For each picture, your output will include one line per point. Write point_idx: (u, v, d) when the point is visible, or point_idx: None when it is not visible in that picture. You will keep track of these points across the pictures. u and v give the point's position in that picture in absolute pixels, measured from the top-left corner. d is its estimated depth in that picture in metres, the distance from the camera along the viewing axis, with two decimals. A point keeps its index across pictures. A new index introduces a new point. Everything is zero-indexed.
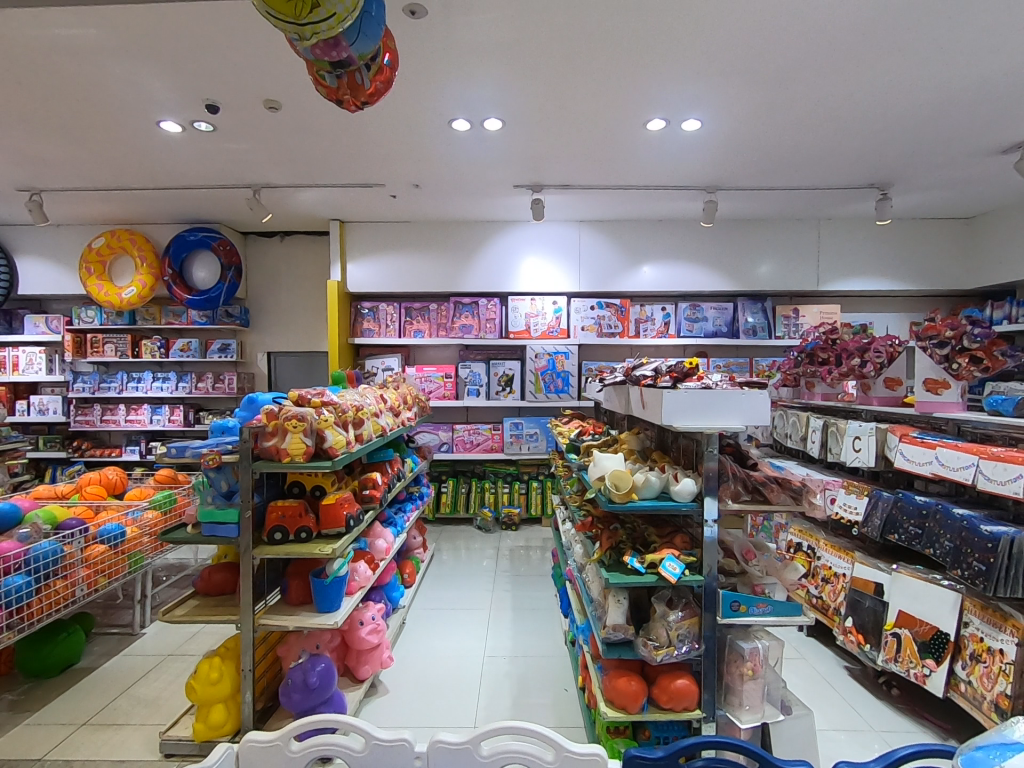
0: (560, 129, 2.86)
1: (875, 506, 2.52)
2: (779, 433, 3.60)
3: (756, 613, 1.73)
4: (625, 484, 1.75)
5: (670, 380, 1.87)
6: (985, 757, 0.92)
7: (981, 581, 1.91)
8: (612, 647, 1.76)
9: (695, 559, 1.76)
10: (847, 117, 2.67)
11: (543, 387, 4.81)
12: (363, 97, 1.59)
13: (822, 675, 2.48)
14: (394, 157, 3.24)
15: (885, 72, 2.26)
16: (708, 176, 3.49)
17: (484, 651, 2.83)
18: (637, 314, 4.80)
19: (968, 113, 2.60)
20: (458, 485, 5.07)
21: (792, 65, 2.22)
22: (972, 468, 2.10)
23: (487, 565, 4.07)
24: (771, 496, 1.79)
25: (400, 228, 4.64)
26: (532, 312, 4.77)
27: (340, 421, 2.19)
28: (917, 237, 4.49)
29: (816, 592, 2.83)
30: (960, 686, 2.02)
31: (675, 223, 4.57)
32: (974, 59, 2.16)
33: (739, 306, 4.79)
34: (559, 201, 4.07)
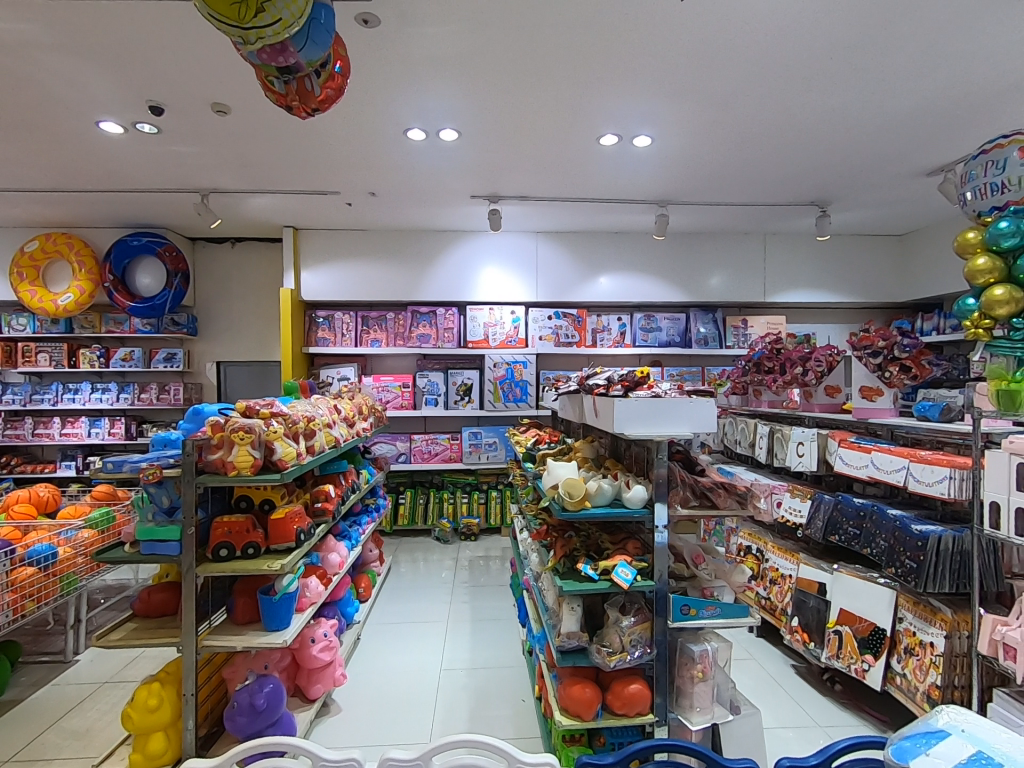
0: (515, 141, 2.90)
1: (817, 509, 2.62)
2: (729, 440, 3.72)
3: (706, 616, 1.77)
4: (579, 493, 1.77)
5: (621, 389, 1.89)
6: (912, 747, 0.96)
7: (913, 578, 2.02)
8: (567, 655, 1.78)
9: (647, 565, 1.80)
10: (789, 138, 2.81)
11: (501, 396, 4.82)
12: (313, 103, 1.57)
13: (771, 674, 2.55)
14: (350, 165, 3.20)
15: (820, 96, 2.40)
16: (660, 190, 3.60)
17: (441, 665, 2.79)
18: (594, 324, 4.89)
19: (896, 136, 2.78)
20: (416, 497, 5.01)
21: (736, 87, 2.33)
22: (904, 471, 2.22)
23: (446, 577, 4.03)
24: (718, 501, 1.84)
25: (356, 236, 4.59)
26: (491, 322, 4.78)
27: (291, 433, 2.13)
28: (854, 253, 4.75)
29: (765, 594, 2.91)
30: (896, 679, 2.12)
31: (630, 236, 4.68)
32: (901, 86, 2.31)
33: (691, 317, 4.94)
34: (516, 212, 4.11)
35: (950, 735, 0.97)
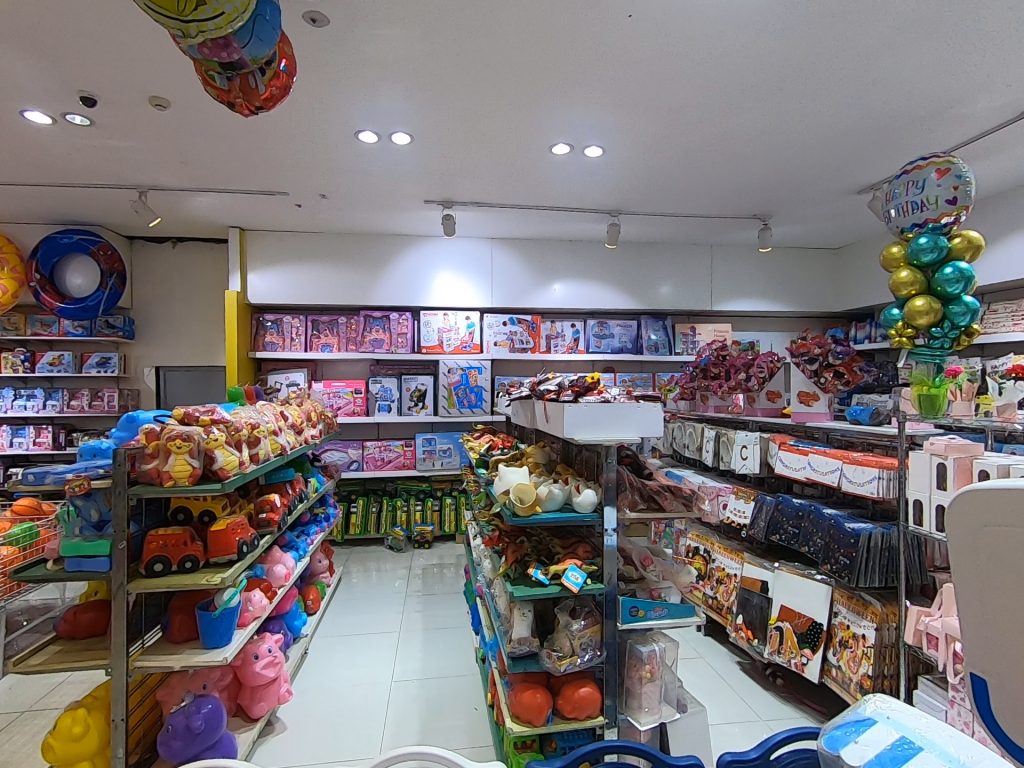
0: (469, 147, 2.90)
1: (760, 510, 2.72)
2: (678, 444, 3.82)
3: (654, 616, 1.81)
4: (529, 498, 1.77)
5: (572, 395, 1.93)
6: (842, 735, 1.01)
7: (846, 574, 2.13)
8: (518, 662, 1.78)
9: (596, 569, 1.82)
10: (733, 153, 2.93)
11: (456, 402, 4.79)
12: (257, 101, 1.53)
13: (717, 672, 2.63)
14: (299, 165, 3.12)
15: (760, 114, 2.51)
16: (611, 200, 3.68)
17: (392, 676, 2.74)
18: (548, 330, 4.94)
19: (829, 155, 2.94)
20: (369, 505, 4.91)
21: (682, 102, 2.41)
22: (838, 471, 2.33)
23: (399, 586, 3.96)
24: (665, 503, 1.89)
25: (306, 239, 4.47)
26: (445, 327, 4.77)
27: (233, 441, 2.05)
28: (793, 265, 4.99)
29: (712, 593, 2.99)
30: (832, 671, 2.22)
31: (583, 244, 4.75)
32: (833, 108, 2.45)
33: (642, 324, 5.06)
34: (470, 218, 4.11)
35: (877, 722, 1.02)
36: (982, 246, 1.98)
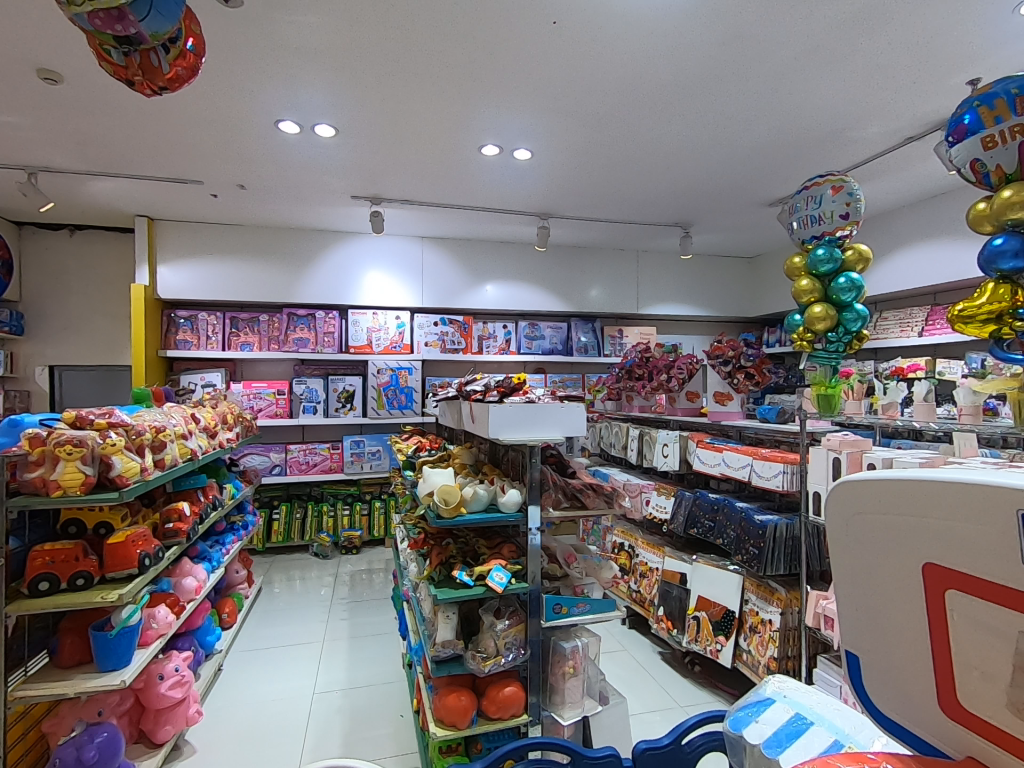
0: (396, 144, 2.85)
1: (679, 504, 2.83)
2: (604, 442, 3.92)
3: (577, 613, 1.83)
4: (454, 499, 1.75)
5: (497, 395, 1.93)
6: (745, 716, 1.06)
7: (755, 563, 2.26)
8: (442, 665, 1.76)
9: (521, 567, 1.83)
10: (655, 162, 3.05)
11: (385, 403, 4.68)
12: (160, 81, 1.43)
13: (640, 663, 2.72)
14: (214, 152, 2.94)
15: (679, 126, 2.63)
16: (541, 203, 3.73)
17: (315, 688, 2.64)
18: (479, 331, 4.94)
19: (742, 169, 3.12)
20: (292, 511, 4.71)
21: (606, 110, 2.48)
22: (748, 467, 2.48)
23: (324, 594, 3.83)
24: (588, 501, 1.92)
25: (223, 231, 4.23)
26: (374, 327, 4.66)
27: (134, 445, 1.90)
28: (712, 272, 5.27)
29: (635, 587, 3.09)
30: (743, 655, 2.35)
31: (514, 246, 4.79)
32: (745, 124, 2.60)
33: (572, 326, 5.16)
34: (399, 216, 4.04)
35: (775, 701, 1.09)
36: (870, 259, 2.17)
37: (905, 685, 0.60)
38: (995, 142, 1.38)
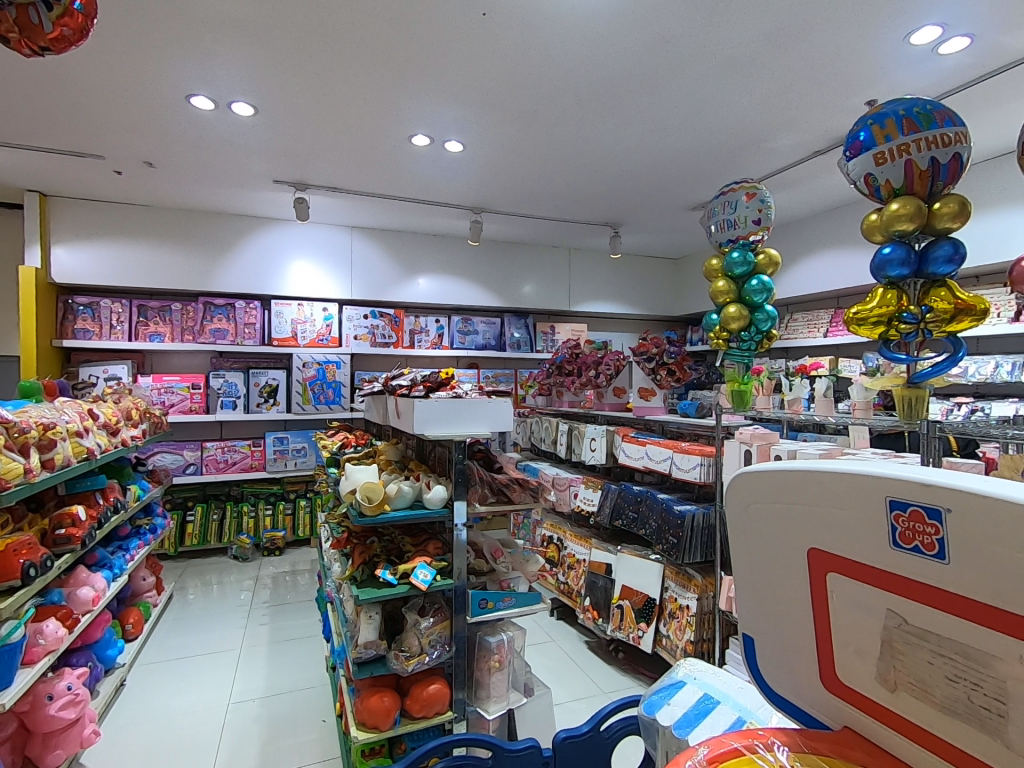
0: (321, 128, 2.73)
1: (605, 497, 2.91)
2: (535, 437, 3.96)
3: (502, 607, 1.85)
4: (377, 497, 1.71)
5: (423, 390, 1.90)
6: (658, 699, 1.11)
7: (674, 552, 2.36)
8: (364, 667, 1.72)
9: (446, 564, 1.81)
10: (585, 161, 3.10)
11: (311, 398, 4.51)
12: (42, 42, 1.29)
13: (566, 653, 2.78)
14: (116, 125, 2.71)
15: (608, 127, 2.69)
16: (474, 197, 3.70)
17: (230, 698, 2.50)
18: (411, 325, 4.84)
19: (668, 172, 3.23)
20: (209, 512, 4.44)
21: (537, 107, 2.49)
22: (669, 460, 2.58)
23: (244, 598, 3.64)
24: (513, 495, 1.92)
25: (130, 212, 3.91)
26: (300, 318, 4.46)
27: (16, 445, 1.72)
28: (640, 272, 5.45)
29: (563, 579, 3.14)
30: (662, 640, 2.45)
31: (447, 239, 4.74)
32: (669, 129, 2.69)
33: (506, 321, 5.18)
34: (326, 203, 3.88)
35: (686, 683, 1.14)
36: (779, 263, 2.30)
37: (794, 661, 0.64)
38: (885, 158, 1.49)
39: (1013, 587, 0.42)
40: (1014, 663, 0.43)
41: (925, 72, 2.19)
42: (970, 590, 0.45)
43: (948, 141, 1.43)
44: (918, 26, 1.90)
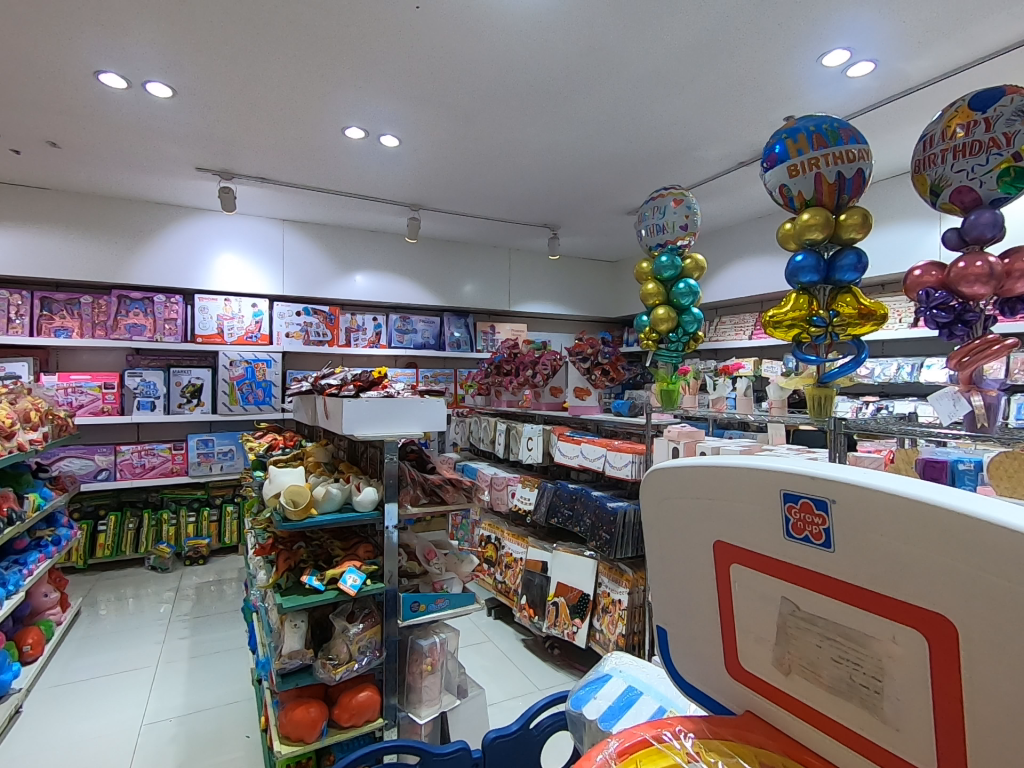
0: (247, 115, 2.60)
1: (541, 495, 2.93)
2: (474, 437, 3.95)
3: (435, 609, 1.83)
4: (303, 501, 1.65)
5: (354, 390, 1.84)
6: (585, 693, 1.12)
7: (607, 548, 2.41)
8: (288, 678, 1.65)
9: (376, 568, 1.77)
10: (523, 162, 3.12)
11: (239, 398, 4.28)
12: None
13: (503, 652, 2.78)
14: (13, 99, 2.47)
15: (545, 129, 2.71)
16: (411, 193, 3.65)
17: (143, 718, 2.34)
18: (347, 323, 4.70)
19: (603, 176, 3.31)
20: (123, 521, 4.14)
21: (474, 105, 2.48)
22: (603, 458, 2.63)
23: (162, 612, 3.42)
24: (447, 496, 1.89)
25: (32, 196, 3.59)
26: (226, 314, 4.24)
27: None
28: (578, 274, 5.55)
29: (500, 578, 3.15)
30: (596, 635, 2.50)
31: (385, 236, 4.64)
32: (604, 134, 2.75)
33: (445, 320, 5.13)
34: (254, 194, 3.70)
35: (612, 676, 1.16)
36: (705, 268, 2.40)
37: (701, 651, 0.66)
38: (798, 170, 1.57)
39: (887, 571, 0.45)
40: (888, 641, 0.46)
41: (835, 93, 2.34)
42: (850, 576, 0.47)
43: (853, 157, 1.53)
44: (828, 49, 2.03)
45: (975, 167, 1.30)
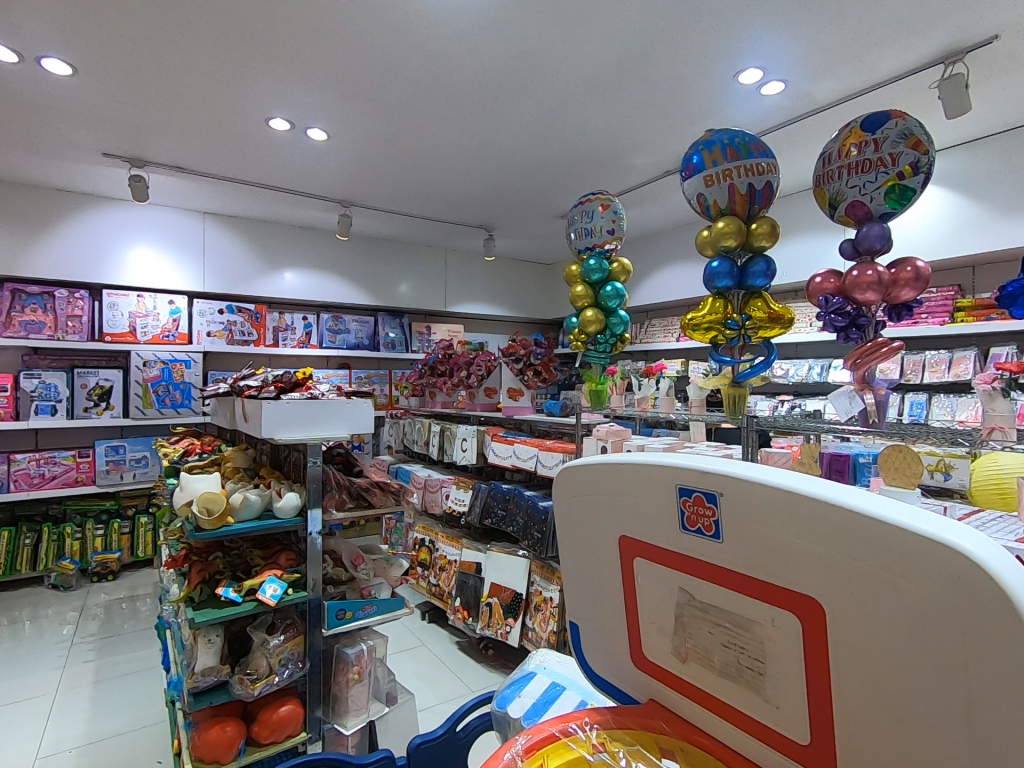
0: (159, 99, 2.44)
1: (475, 496, 2.91)
2: (408, 439, 3.90)
3: (362, 616, 1.78)
4: (218, 508, 1.57)
5: (274, 391, 1.76)
6: (510, 693, 1.13)
7: (538, 546, 2.45)
8: (202, 697, 1.56)
9: (299, 576, 1.71)
10: (456, 162, 3.10)
11: (154, 401, 4.00)
12: None
13: (437, 656, 2.76)
14: None
15: (477, 130, 2.71)
16: (342, 190, 3.55)
17: (38, 752, 2.14)
18: (274, 322, 4.50)
19: (535, 179, 3.35)
20: (18, 537, 3.77)
21: (404, 102, 2.44)
22: (535, 458, 2.66)
23: (64, 634, 3.14)
24: (374, 500, 1.85)
25: None
26: (139, 311, 3.95)
27: None
28: (514, 275, 5.59)
29: (435, 581, 3.11)
30: (528, 634, 2.53)
31: (315, 232, 4.49)
32: (536, 137, 2.79)
33: (379, 320, 5.03)
34: (170, 184, 3.48)
35: (536, 673, 1.17)
36: (631, 272, 2.47)
37: (609, 644, 0.68)
38: (713, 180, 1.65)
39: (768, 558, 0.47)
40: (768, 625, 0.48)
41: (751, 109, 2.48)
42: (736, 564, 0.50)
43: (762, 169, 1.62)
44: (743, 67, 2.15)
45: (866, 184, 1.41)
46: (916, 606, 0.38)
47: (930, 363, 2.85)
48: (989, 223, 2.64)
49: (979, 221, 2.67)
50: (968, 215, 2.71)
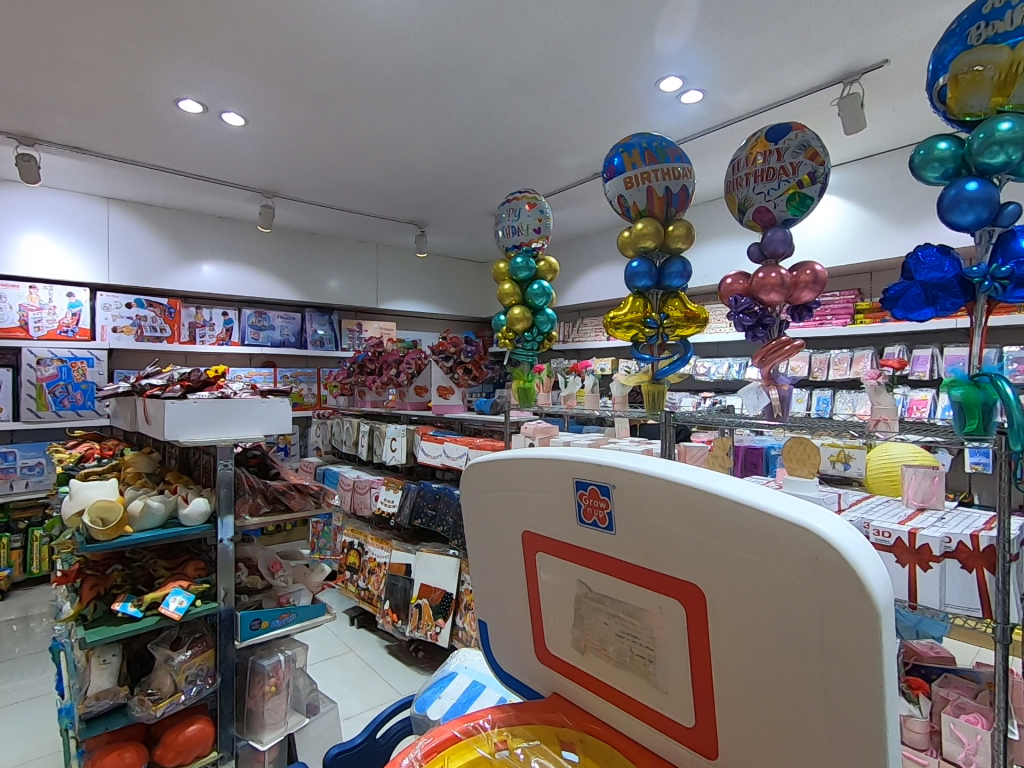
0: (50, 72, 2.22)
1: (404, 497, 2.85)
2: (336, 439, 3.77)
3: (279, 625, 1.69)
4: (114, 518, 1.45)
5: (180, 390, 1.65)
6: (430, 696, 1.10)
7: None
8: (96, 722, 1.45)
9: (208, 586, 1.60)
10: (384, 155, 3.03)
11: (50, 402, 3.65)
12: None
13: (365, 662, 2.68)
14: None
15: (405, 123, 2.66)
16: (263, 179, 3.38)
17: None
18: (191, 317, 4.23)
19: (466, 176, 3.33)
20: None
21: (327, 90, 2.35)
22: (465, 456, 2.65)
23: None
24: (292, 503, 1.76)
25: None
26: (32, 304, 3.59)
27: None
28: (447, 273, 5.55)
29: (364, 585, 3.03)
30: (458, 633, 2.51)
31: (235, 223, 4.26)
32: (465, 133, 2.77)
33: (307, 317, 4.84)
34: (65, 165, 3.18)
35: (456, 673, 1.16)
36: (557, 270, 2.50)
37: (515, 639, 0.68)
38: (632, 183, 1.70)
39: (655, 548, 0.48)
40: (657, 613, 0.49)
41: (672, 116, 2.57)
42: (628, 555, 0.51)
43: (678, 174, 1.68)
44: (663, 75, 2.23)
45: (770, 190, 1.50)
46: (782, 589, 0.39)
47: (834, 361, 3.06)
48: (883, 232, 2.87)
49: (875, 230, 2.90)
50: (865, 224, 2.93)
